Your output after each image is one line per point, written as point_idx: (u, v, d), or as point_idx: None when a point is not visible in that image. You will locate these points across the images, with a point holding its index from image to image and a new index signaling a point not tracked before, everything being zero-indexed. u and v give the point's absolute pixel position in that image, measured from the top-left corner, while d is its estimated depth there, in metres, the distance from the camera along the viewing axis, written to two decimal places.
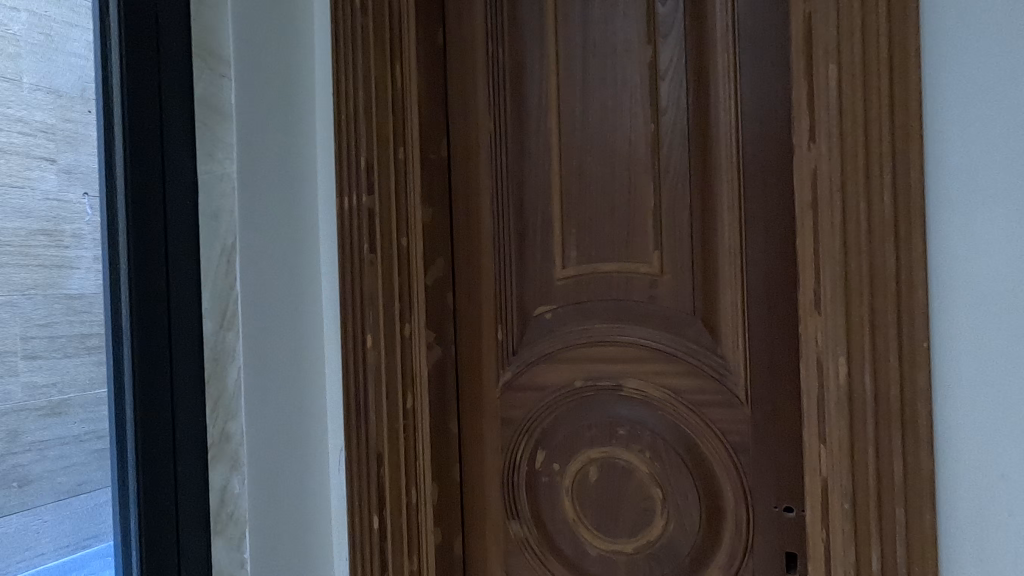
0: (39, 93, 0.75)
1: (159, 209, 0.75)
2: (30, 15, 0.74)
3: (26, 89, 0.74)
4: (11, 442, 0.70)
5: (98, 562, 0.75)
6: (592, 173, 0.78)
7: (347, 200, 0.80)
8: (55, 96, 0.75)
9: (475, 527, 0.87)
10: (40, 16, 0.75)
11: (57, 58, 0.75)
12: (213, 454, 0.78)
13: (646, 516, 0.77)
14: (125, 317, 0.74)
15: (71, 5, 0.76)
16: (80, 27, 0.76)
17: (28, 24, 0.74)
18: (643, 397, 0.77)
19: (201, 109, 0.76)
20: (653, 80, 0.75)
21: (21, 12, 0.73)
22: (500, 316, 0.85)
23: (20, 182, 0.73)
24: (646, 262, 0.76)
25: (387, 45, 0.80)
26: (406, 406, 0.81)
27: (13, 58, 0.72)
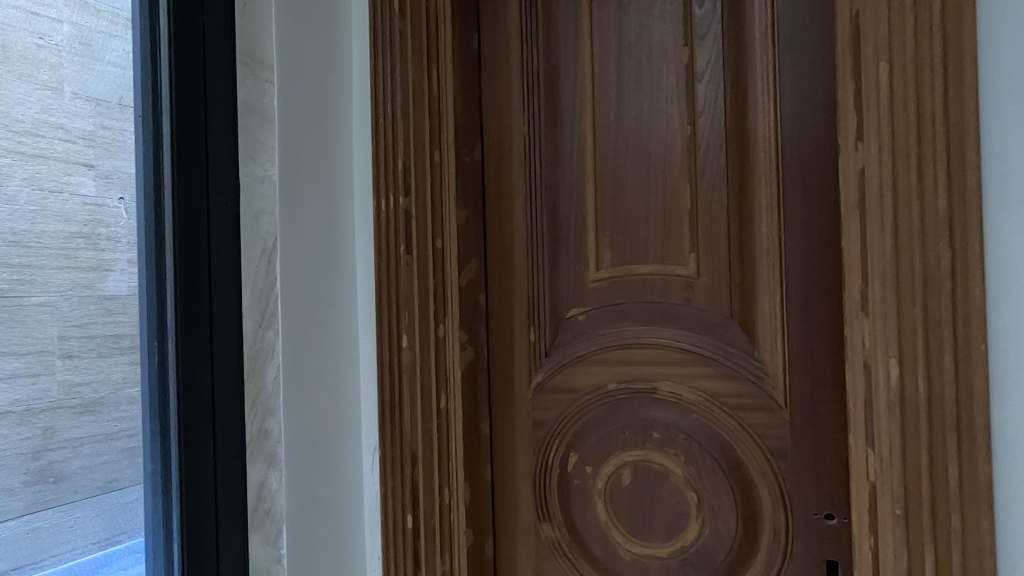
0: (79, 101, 0.75)
1: (203, 210, 0.77)
2: (72, 27, 0.75)
3: (68, 97, 0.74)
4: (47, 439, 0.70)
5: (126, 559, 0.77)
6: (627, 175, 0.78)
7: (382, 201, 0.81)
8: (94, 104, 0.77)
9: (506, 528, 0.87)
10: (81, 28, 0.76)
11: (96, 67, 0.77)
12: (250, 451, 0.80)
13: (681, 521, 0.76)
14: (170, 314, 0.77)
15: (110, 16, 0.78)
16: (119, 38, 0.79)
17: (70, 35, 0.75)
18: (678, 400, 0.77)
19: (245, 115, 0.79)
20: (689, 81, 0.75)
21: (63, 23, 0.74)
22: (533, 318, 0.85)
23: (59, 186, 0.73)
24: (681, 264, 0.76)
25: (424, 50, 0.81)
26: (440, 405, 0.82)
27: (56, 68, 0.73)
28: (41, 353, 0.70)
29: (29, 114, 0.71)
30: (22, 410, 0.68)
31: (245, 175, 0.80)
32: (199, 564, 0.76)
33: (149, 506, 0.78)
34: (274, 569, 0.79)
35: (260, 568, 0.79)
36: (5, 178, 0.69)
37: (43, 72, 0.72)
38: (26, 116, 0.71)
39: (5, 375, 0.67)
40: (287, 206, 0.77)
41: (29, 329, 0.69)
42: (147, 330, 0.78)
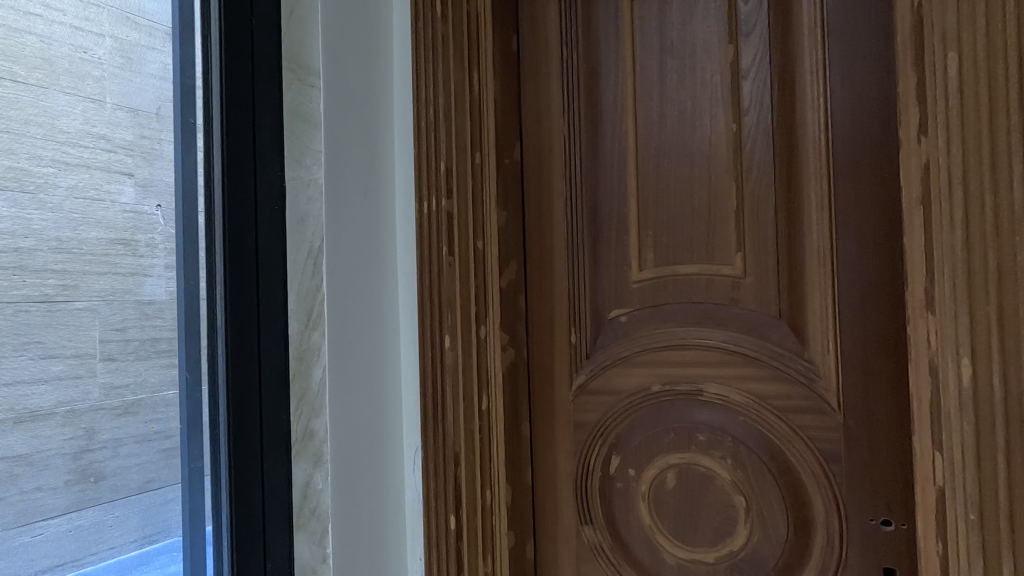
0: (120, 111, 0.80)
1: (251, 213, 0.79)
2: (114, 40, 0.80)
3: (109, 108, 0.80)
4: (89, 439, 0.75)
5: (163, 557, 0.80)
6: (671, 175, 0.78)
7: (425, 204, 0.81)
8: (134, 114, 0.81)
9: (547, 531, 0.87)
10: (122, 41, 0.80)
11: (136, 79, 0.81)
12: (296, 451, 0.80)
13: (728, 526, 0.75)
14: (220, 315, 0.78)
15: (149, 30, 0.82)
16: (156, 49, 0.82)
17: (112, 49, 0.80)
18: (724, 402, 0.75)
19: (290, 119, 0.80)
20: (734, 79, 0.74)
21: (106, 38, 0.79)
22: (574, 319, 0.85)
23: (100, 195, 0.78)
24: (727, 264, 0.75)
25: (465, 53, 0.81)
26: (482, 406, 0.82)
27: (97, 81, 0.79)
28: (83, 357, 0.75)
29: (75, 125, 0.77)
30: (67, 410, 0.74)
31: (291, 179, 0.81)
32: (247, 563, 0.78)
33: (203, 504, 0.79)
34: (320, 568, 0.79)
35: (306, 567, 0.80)
36: (51, 187, 0.75)
37: (86, 85, 0.78)
38: (71, 127, 0.77)
39: (49, 377, 0.73)
40: (333, 208, 0.78)
41: (71, 332, 0.75)
42: (193, 332, 0.80)
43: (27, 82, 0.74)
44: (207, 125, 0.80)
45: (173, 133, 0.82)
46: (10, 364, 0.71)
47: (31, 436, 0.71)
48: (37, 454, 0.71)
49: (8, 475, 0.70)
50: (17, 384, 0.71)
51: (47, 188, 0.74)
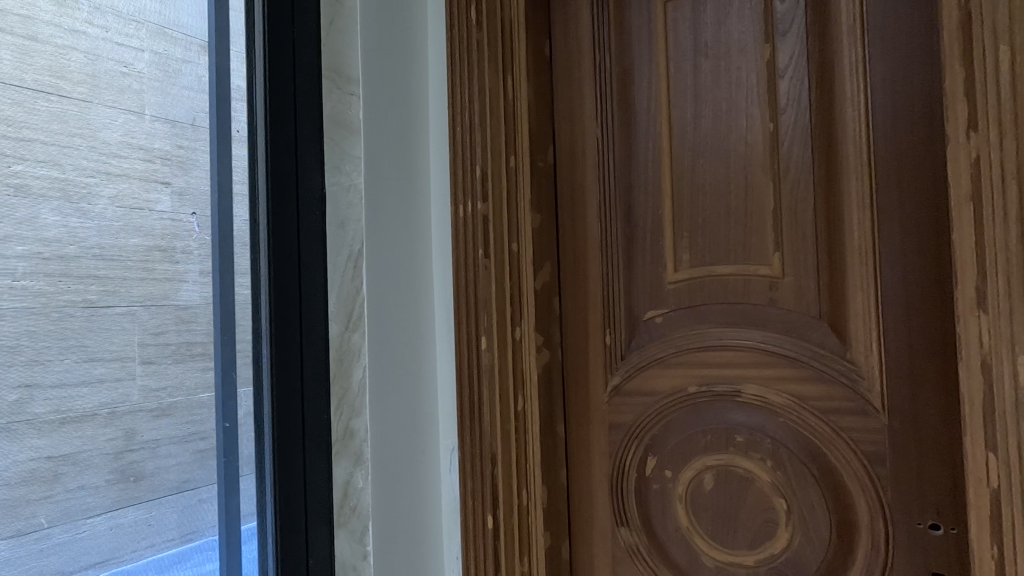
0: (158, 123, 0.78)
1: (293, 218, 0.81)
2: (152, 55, 0.79)
3: (148, 119, 0.78)
4: (128, 441, 0.73)
5: (199, 556, 0.79)
6: (706, 175, 0.78)
7: (460, 207, 0.83)
8: (171, 125, 0.80)
9: (583, 532, 0.87)
10: (161, 55, 0.79)
11: (172, 92, 0.80)
12: (337, 450, 0.82)
13: (768, 529, 0.74)
14: (264, 317, 0.81)
15: (185, 43, 0.81)
16: (192, 63, 0.82)
17: (151, 63, 0.79)
18: (763, 403, 0.75)
19: (330, 126, 0.83)
20: (771, 78, 0.74)
21: (145, 52, 0.78)
22: (608, 321, 0.85)
23: (142, 204, 0.76)
24: (765, 264, 0.74)
25: (500, 59, 0.83)
26: (518, 406, 0.82)
27: (138, 93, 0.77)
28: (124, 359, 0.73)
29: (115, 137, 0.75)
30: (109, 412, 0.71)
31: (331, 185, 0.83)
32: (291, 560, 0.79)
33: (251, 501, 0.82)
34: (361, 564, 0.81)
35: (348, 564, 0.82)
36: (93, 197, 0.72)
37: (127, 98, 0.76)
38: (111, 138, 0.74)
39: (90, 379, 0.70)
40: (373, 213, 0.81)
41: (111, 338, 0.72)
42: (229, 335, 0.81)
43: (74, 97, 0.72)
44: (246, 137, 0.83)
45: (208, 142, 0.82)
46: (54, 369, 0.68)
47: (75, 435, 0.69)
48: (79, 452, 0.69)
49: (53, 475, 0.67)
50: (62, 387, 0.68)
51: (92, 199, 0.72)
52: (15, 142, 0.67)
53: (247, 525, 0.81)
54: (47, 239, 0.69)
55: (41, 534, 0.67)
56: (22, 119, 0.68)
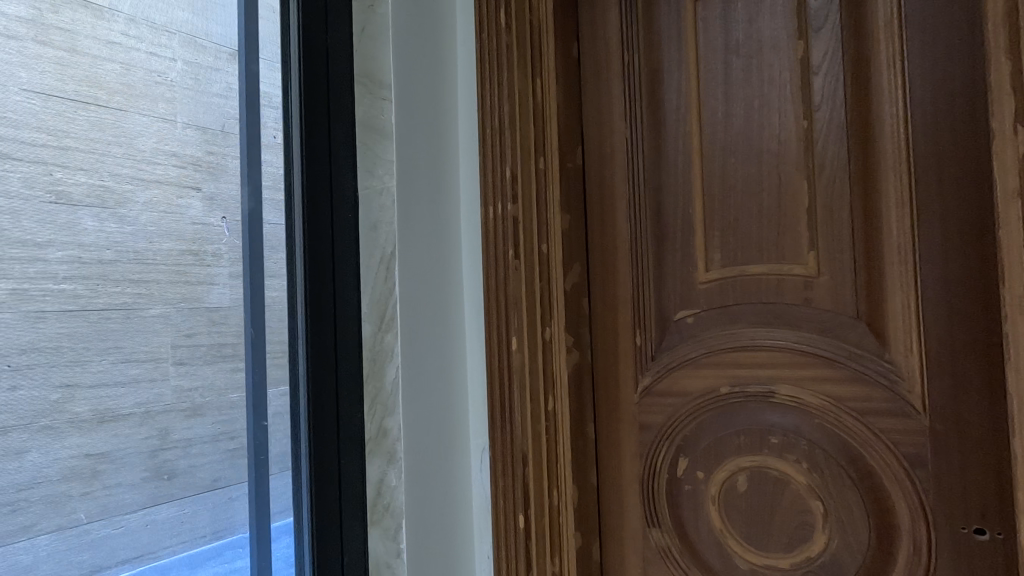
0: (189, 130, 0.80)
1: (328, 221, 0.83)
2: (185, 64, 0.81)
3: (179, 127, 0.80)
4: (163, 439, 0.75)
5: (229, 553, 0.80)
6: (737, 174, 0.77)
7: (490, 209, 0.84)
8: (202, 132, 0.81)
9: (613, 533, 0.87)
10: (192, 64, 0.82)
11: (203, 98, 0.82)
12: (371, 448, 0.84)
13: (804, 531, 0.73)
14: (301, 318, 0.82)
15: (214, 51, 0.83)
16: (222, 70, 0.84)
17: (182, 72, 0.81)
18: (798, 404, 0.73)
19: (362, 131, 0.85)
20: (805, 75, 0.73)
21: (178, 61, 0.81)
22: (638, 322, 0.85)
23: (173, 210, 0.78)
24: (799, 262, 0.74)
25: (529, 61, 0.84)
26: (549, 407, 0.83)
27: (170, 102, 0.79)
28: (157, 360, 0.75)
29: (149, 145, 0.77)
30: (143, 412, 0.73)
31: (364, 188, 0.84)
32: (326, 556, 0.81)
33: (287, 498, 0.83)
34: (394, 562, 0.82)
35: (381, 561, 0.83)
36: (127, 203, 0.75)
37: (160, 106, 0.79)
38: (145, 146, 0.77)
39: (126, 380, 0.73)
40: (405, 215, 0.82)
41: (146, 339, 0.74)
42: (258, 334, 0.83)
43: (110, 106, 0.75)
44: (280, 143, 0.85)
45: (238, 148, 0.84)
46: (91, 370, 0.71)
47: (112, 435, 0.71)
48: (116, 451, 0.72)
49: (92, 471, 0.70)
50: (99, 387, 0.71)
51: (126, 204, 0.75)
52: (55, 150, 0.71)
53: (282, 522, 0.83)
54: (84, 243, 0.72)
55: (79, 529, 0.70)
56: (61, 128, 0.72)
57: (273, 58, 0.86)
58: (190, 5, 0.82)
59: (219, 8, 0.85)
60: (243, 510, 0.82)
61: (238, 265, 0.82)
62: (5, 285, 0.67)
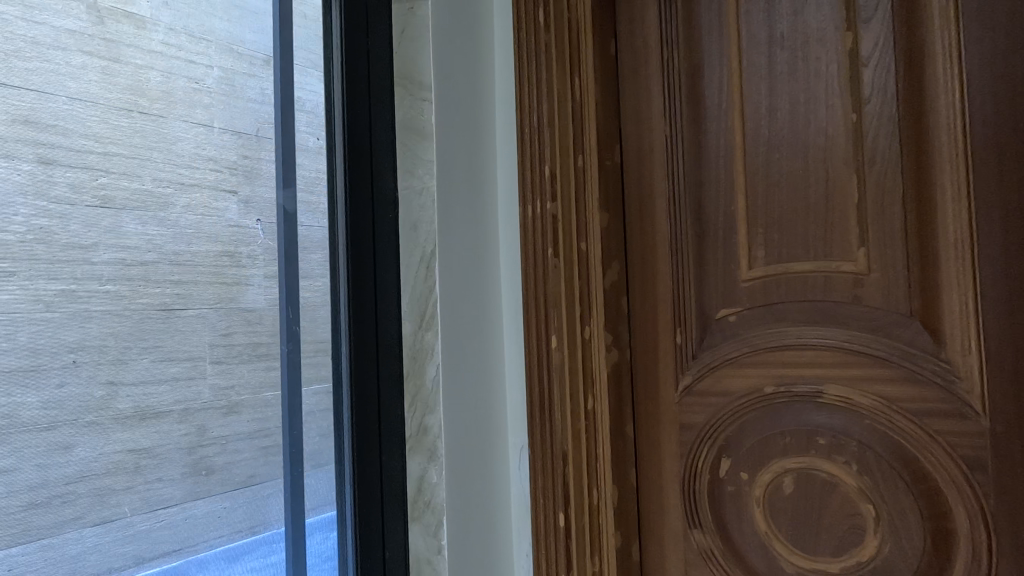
0: (226, 134, 0.79)
1: (370, 221, 0.85)
2: (221, 70, 0.80)
3: (216, 132, 0.79)
4: (200, 436, 0.73)
5: (263, 548, 0.79)
6: (782, 169, 0.75)
7: (529, 207, 0.84)
8: (238, 137, 0.80)
9: (653, 535, 0.86)
10: (228, 71, 0.80)
11: (239, 104, 0.81)
12: (410, 446, 0.84)
13: (855, 535, 0.71)
14: (344, 316, 0.84)
15: (249, 58, 0.82)
16: (256, 77, 0.82)
17: (218, 78, 0.79)
18: (848, 404, 0.72)
19: (401, 131, 0.85)
20: (853, 67, 0.71)
21: (214, 68, 0.79)
22: (678, 320, 0.84)
23: (211, 212, 0.77)
24: (849, 259, 0.72)
25: (568, 60, 0.84)
26: (588, 405, 0.82)
27: (207, 107, 0.78)
28: (195, 359, 0.74)
29: (187, 149, 0.76)
30: (182, 409, 0.72)
31: (404, 188, 0.85)
32: (369, 550, 0.83)
33: (325, 494, 0.84)
34: (436, 559, 0.82)
35: (422, 558, 0.83)
36: (168, 206, 0.74)
37: (198, 112, 0.77)
38: (184, 151, 0.76)
39: (166, 378, 0.71)
40: (445, 214, 0.82)
41: (185, 338, 0.73)
42: (293, 334, 0.83)
43: (151, 112, 0.74)
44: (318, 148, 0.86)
45: (274, 151, 0.83)
46: (134, 368, 0.69)
47: (154, 431, 0.70)
48: (158, 447, 0.70)
49: (134, 467, 0.69)
50: (142, 385, 0.69)
51: (167, 208, 0.73)
52: (100, 156, 0.70)
53: (317, 518, 0.83)
54: (127, 246, 0.71)
55: (125, 522, 0.68)
56: (106, 134, 0.70)
57: (308, 63, 0.86)
58: (224, 12, 0.81)
59: (253, 16, 0.83)
60: (279, 506, 0.81)
61: (273, 265, 0.82)
62: (53, 287, 0.66)
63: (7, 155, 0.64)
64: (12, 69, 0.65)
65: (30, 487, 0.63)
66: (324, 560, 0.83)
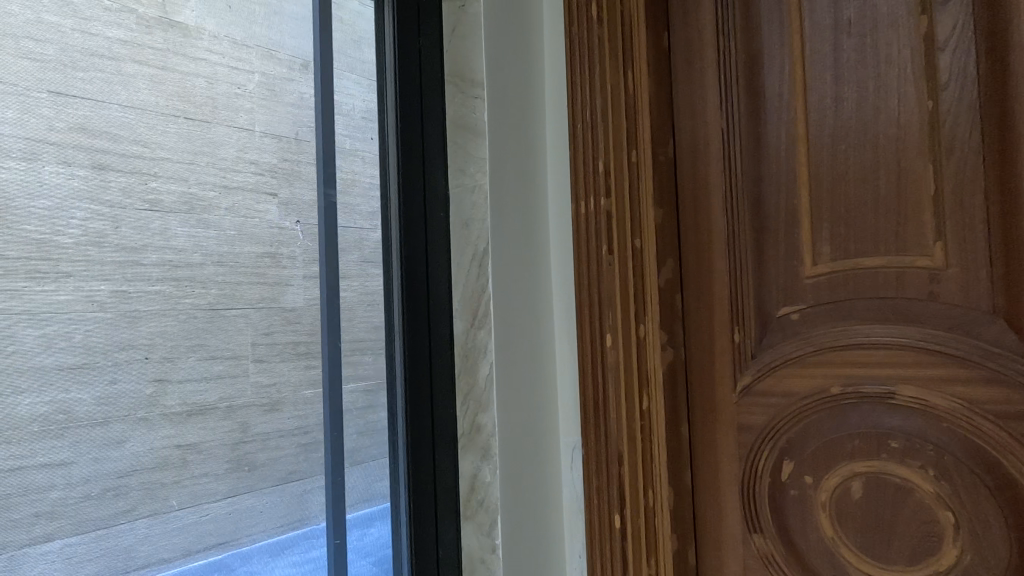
0: (267, 138, 0.78)
1: (422, 220, 0.85)
2: (262, 76, 0.78)
3: (258, 135, 0.77)
4: (244, 432, 0.72)
5: (302, 544, 0.77)
6: (849, 161, 0.73)
7: (583, 204, 0.83)
8: (278, 140, 0.78)
9: (710, 538, 0.84)
10: (269, 77, 0.78)
11: (279, 109, 0.79)
12: (463, 444, 0.84)
13: (932, 543, 0.68)
14: (397, 315, 0.85)
15: (289, 63, 0.80)
16: (296, 81, 0.80)
17: (260, 84, 0.77)
18: (924, 406, 0.68)
19: (453, 130, 0.86)
20: (928, 52, 0.68)
21: (256, 74, 0.77)
22: (737, 319, 0.81)
23: (254, 214, 0.75)
24: (924, 254, 0.69)
25: (620, 53, 0.82)
26: (644, 405, 0.81)
27: (249, 112, 0.76)
28: (238, 357, 0.72)
29: (230, 153, 0.74)
30: (226, 406, 0.71)
31: (456, 187, 0.85)
32: (423, 548, 0.83)
33: (363, 490, 0.83)
34: (488, 558, 0.81)
35: (475, 556, 0.83)
36: (211, 209, 0.72)
37: (240, 116, 0.75)
38: (228, 155, 0.74)
39: (211, 376, 0.70)
40: (497, 212, 0.82)
41: (229, 337, 0.72)
42: (335, 336, 0.81)
43: (197, 118, 0.72)
44: (352, 151, 0.85)
45: (314, 156, 0.81)
46: (182, 366, 0.68)
47: (200, 427, 0.68)
48: (204, 443, 0.69)
49: (180, 462, 0.67)
50: (190, 382, 0.68)
51: (213, 210, 0.72)
52: (148, 160, 0.68)
53: (358, 514, 0.82)
54: (176, 248, 0.69)
55: (172, 515, 0.66)
56: (155, 139, 0.68)
57: (345, 66, 0.85)
58: (264, 19, 0.78)
59: (293, 21, 0.80)
60: (319, 503, 0.79)
61: (313, 266, 0.80)
62: (105, 287, 0.64)
63: (62, 160, 0.62)
64: (66, 78, 0.63)
65: (86, 480, 0.61)
66: (363, 556, 0.83)
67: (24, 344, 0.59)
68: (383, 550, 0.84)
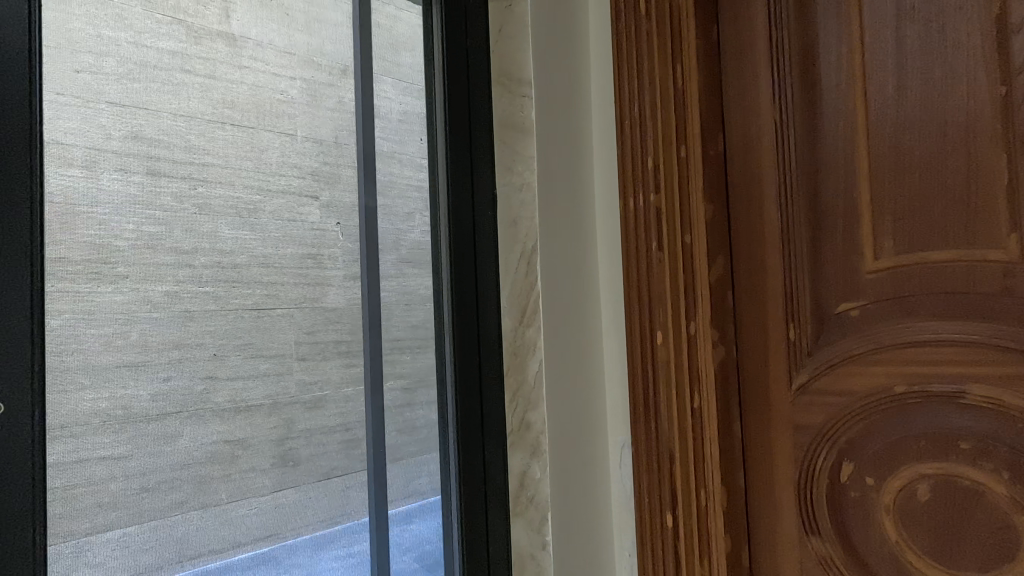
0: (307, 142, 0.78)
1: (469, 219, 0.87)
2: (303, 83, 0.79)
3: (299, 140, 0.78)
4: (288, 428, 0.73)
5: (346, 538, 0.78)
6: (912, 152, 0.70)
7: (631, 200, 0.83)
8: (319, 145, 0.79)
9: (764, 540, 0.82)
10: (310, 82, 0.79)
11: (319, 113, 0.80)
12: (512, 441, 0.84)
13: (1007, 551, 0.65)
14: (446, 312, 0.86)
15: (328, 68, 0.81)
16: (334, 87, 0.81)
17: (302, 89, 0.78)
18: (997, 406, 0.65)
19: (501, 129, 0.86)
20: (1000, 36, 0.65)
21: (297, 79, 0.78)
22: (791, 316, 0.79)
23: (296, 217, 0.76)
24: (996, 247, 0.66)
25: (669, 47, 0.81)
26: (695, 404, 0.79)
27: (289, 116, 0.77)
28: (283, 356, 0.74)
29: (274, 158, 0.75)
30: (271, 403, 0.72)
31: (504, 186, 0.86)
32: (473, 544, 0.83)
33: (402, 487, 0.84)
34: (539, 554, 0.82)
35: (525, 551, 0.83)
36: (257, 215, 0.73)
37: (283, 121, 0.77)
38: (271, 159, 0.75)
39: (257, 373, 0.72)
40: (546, 211, 0.83)
41: (273, 337, 0.73)
42: (374, 334, 0.82)
43: (243, 124, 0.73)
44: (390, 155, 0.86)
45: (354, 157, 0.82)
46: (228, 364, 0.70)
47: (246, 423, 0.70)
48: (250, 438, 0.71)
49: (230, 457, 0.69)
50: (237, 379, 0.70)
51: (258, 215, 0.73)
52: (195, 167, 0.70)
53: (399, 509, 0.83)
54: (223, 250, 0.71)
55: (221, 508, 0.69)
56: (200, 145, 0.70)
57: (382, 69, 0.86)
58: (306, 25, 0.79)
59: (333, 28, 0.81)
60: (363, 500, 0.80)
61: (354, 266, 0.81)
62: (158, 289, 0.66)
63: (120, 167, 0.64)
64: (126, 91, 0.65)
65: (141, 473, 0.63)
66: (405, 552, 0.83)
67: (86, 342, 0.61)
68: (424, 545, 0.84)
